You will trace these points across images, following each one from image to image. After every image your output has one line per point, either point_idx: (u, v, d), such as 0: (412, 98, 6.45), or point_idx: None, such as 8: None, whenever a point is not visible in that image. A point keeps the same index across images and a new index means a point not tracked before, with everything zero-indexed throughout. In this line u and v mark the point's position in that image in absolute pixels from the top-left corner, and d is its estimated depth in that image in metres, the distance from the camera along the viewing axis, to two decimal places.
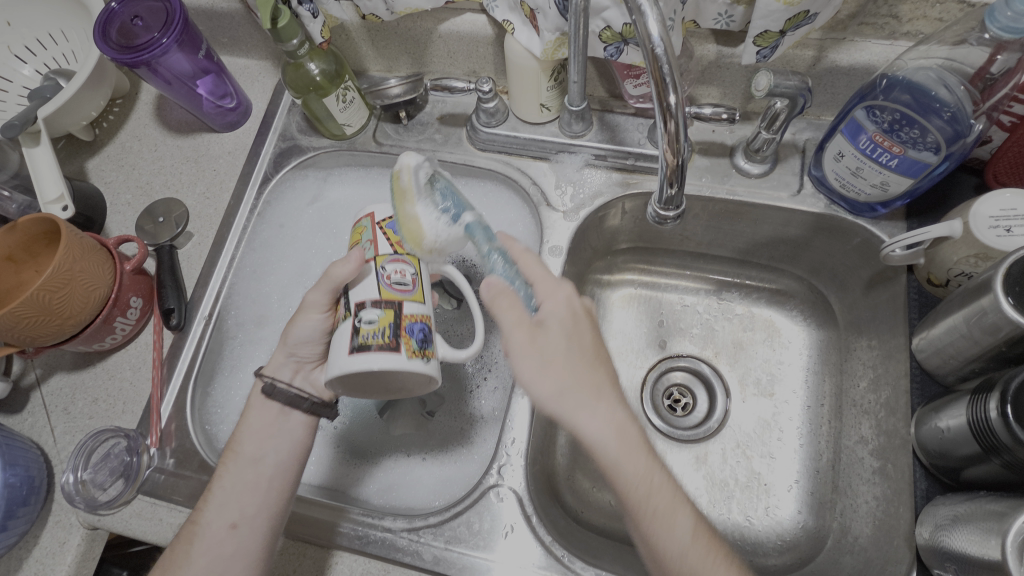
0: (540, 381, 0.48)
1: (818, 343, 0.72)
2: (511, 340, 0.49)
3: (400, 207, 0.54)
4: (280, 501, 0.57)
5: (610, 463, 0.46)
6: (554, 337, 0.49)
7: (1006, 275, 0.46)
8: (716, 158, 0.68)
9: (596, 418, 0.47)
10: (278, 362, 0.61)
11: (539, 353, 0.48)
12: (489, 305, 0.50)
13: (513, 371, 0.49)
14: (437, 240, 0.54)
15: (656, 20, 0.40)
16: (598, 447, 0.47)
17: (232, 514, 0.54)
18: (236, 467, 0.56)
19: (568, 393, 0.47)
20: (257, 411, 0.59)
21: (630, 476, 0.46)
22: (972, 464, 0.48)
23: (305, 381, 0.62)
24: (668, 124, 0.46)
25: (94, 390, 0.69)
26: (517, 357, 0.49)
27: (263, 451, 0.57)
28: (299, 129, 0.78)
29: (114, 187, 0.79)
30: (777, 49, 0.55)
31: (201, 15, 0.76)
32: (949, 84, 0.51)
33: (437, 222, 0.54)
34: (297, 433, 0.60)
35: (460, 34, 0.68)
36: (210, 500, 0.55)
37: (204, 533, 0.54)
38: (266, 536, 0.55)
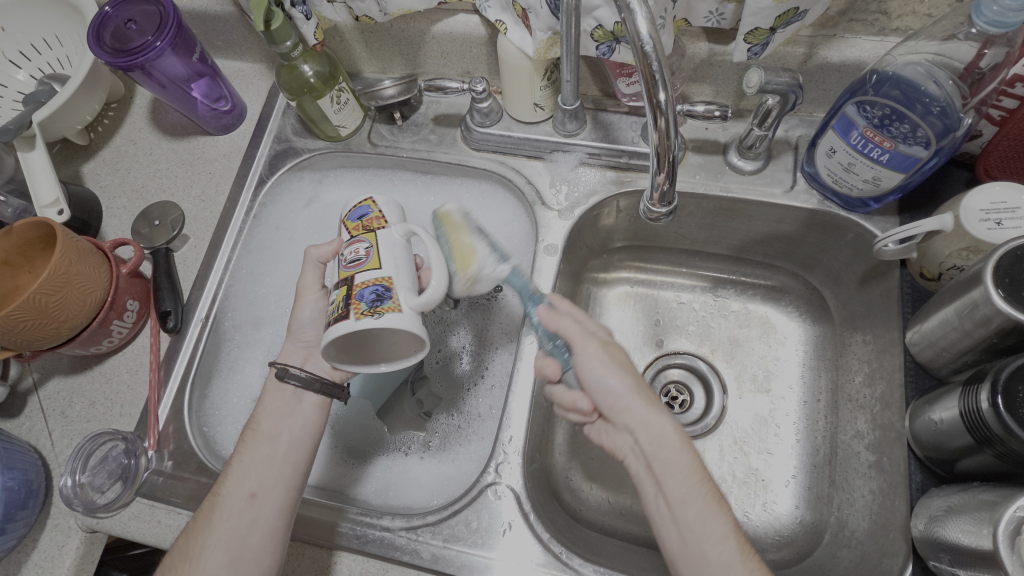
0: (616, 375, 0.51)
1: (813, 339, 0.73)
2: (584, 342, 0.52)
3: (455, 237, 0.56)
4: (297, 475, 0.57)
5: (677, 450, 0.48)
6: (621, 352, 0.54)
7: (996, 268, 0.47)
8: (710, 156, 0.69)
9: (665, 413, 0.50)
10: (288, 350, 0.62)
11: (612, 355, 0.52)
12: (554, 317, 0.54)
13: (584, 363, 0.52)
14: (481, 273, 0.56)
15: (645, 18, 0.40)
16: (663, 439, 0.49)
17: (252, 484, 0.55)
18: (255, 443, 0.57)
19: (642, 391, 0.51)
20: (272, 394, 0.60)
21: (693, 464, 0.48)
22: (966, 455, 0.48)
23: (316, 366, 0.61)
24: (659, 121, 0.46)
25: (92, 393, 0.69)
26: (589, 354, 0.52)
27: (281, 427, 0.58)
28: (294, 131, 0.78)
29: (109, 191, 0.79)
30: (768, 46, 0.56)
31: (194, 18, 0.76)
32: (938, 79, 0.51)
33: (488, 255, 0.56)
34: (311, 413, 0.60)
35: (453, 34, 0.69)
36: (231, 472, 0.56)
37: (224, 503, 0.54)
38: (286, 507, 0.55)
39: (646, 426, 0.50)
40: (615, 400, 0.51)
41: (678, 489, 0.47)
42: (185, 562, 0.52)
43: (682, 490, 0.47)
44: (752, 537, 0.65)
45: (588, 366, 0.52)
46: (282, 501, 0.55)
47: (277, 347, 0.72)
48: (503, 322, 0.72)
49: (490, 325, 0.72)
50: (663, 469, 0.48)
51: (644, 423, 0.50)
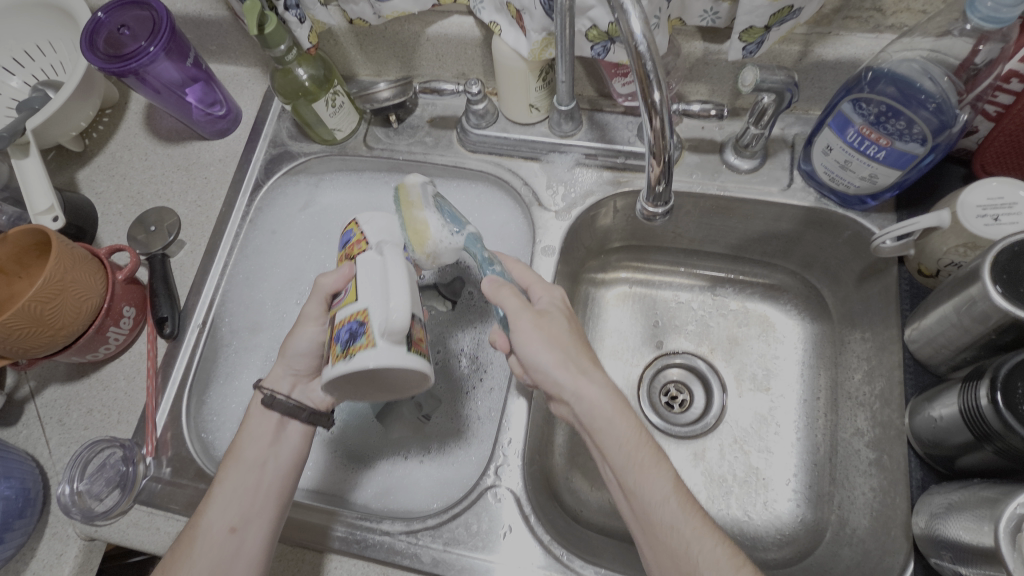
0: (546, 350, 0.51)
1: (813, 337, 0.73)
2: (517, 319, 0.52)
3: (408, 213, 0.58)
4: (278, 505, 0.56)
5: (605, 421, 0.49)
6: (557, 321, 0.54)
7: (994, 264, 0.46)
8: (706, 155, 0.69)
9: (595, 381, 0.50)
10: (276, 374, 0.61)
11: (545, 331, 0.52)
12: (494, 292, 0.54)
13: (519, 345, 0.52)
14: (437, 246, 0.57)
15: (639, 18, 0.40)
16: (595, 409, 0.49)
17: (232, 517, 0.54)
18: (237, 471, 0.56)
19: (571, 362, 0.51)
20: (256, 419, 0.59)
21: (622, 433, 0.48)
22: (966, 452, 0.48)
23: (303, 395, 0.62)
24: (655, 121, 0.46)
25: (89, 401, 0.69)
26: (523, 331, 0.52)
27: (264, 455, 0.57)
28: (289, 135, 0.78)
29: (104, 198, 0.78)
30: (762, 44, 0.56)
31: (188, 23, 0.76)
32: (933, 75, 0.51)
33: (441, 229, 0.57)
34: (295, 441, 0.59)
35: (448, 36, 0.69)
36: (210, 503, 0.54)
37: (204, 537, 0.53)
38: (269, 537, 0.55)
39: (580, 397, 0.50)
40: (546, 376, 0.51)
41: (617, 456, 0.48)
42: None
43: (621, 456, 0.48)
44: (753, 535, 0.65)
45: (520, 343, 0.52)
46: (265, 531, 0.54)
47: (274, 352, 0.72)
48: None
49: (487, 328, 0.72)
50: (602, 437, 0.49)
51: (574, 395, 0.50)
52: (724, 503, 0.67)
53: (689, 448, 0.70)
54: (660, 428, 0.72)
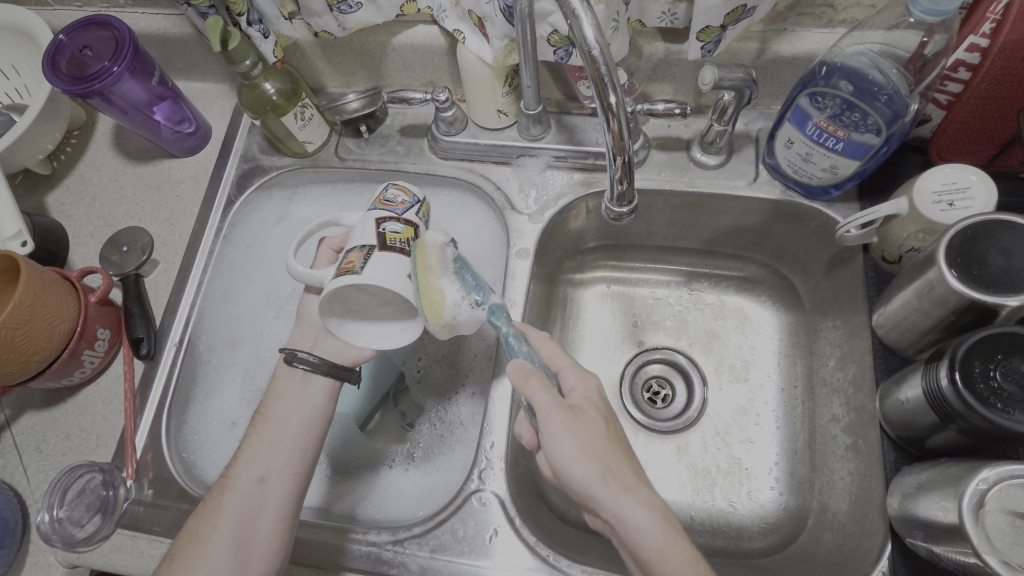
0: (583, 461, 0.46)
1: (787, 326, 0.74)
2: (551, 421, 0.47)
3: (423, 280, 0.51)
4: (307, 461, 0.57)
5: (654, 548, 0.44)
6: (595, 421, 0.48)
7: (948, 248, 0.48)
8: (674, 152, 0.70)
9: (639, 498, 0.45)
10: (297, 335, 0.63)
11: (581, 434, 0.47)
12: (522, 381, 0.49)
13: (552, 450, 0.47)
14: (456, 318, 0.52)
15: (590, 23, 0.41)
16: (640, 535, 0.44)
17: (260, 468, 0.56)
18: (265, 428, 0.58)
19: (611, 477, 0.46)
20: (282, 380, 0.60)
21: (676, 562, 0.43)
22: (933, 433, 0.49)
23: (325, 350, 0.61)
24: (612, 123, 0.47)
25: (66, 426, 0.68)
26: (557, 433, 0.47)
27: (291, 411, 0.58)
28: (260, 149, 0.78)
29: (75, 220, 0.78)
30: (720, 43, 0.57)
31: (152, 42, 0.75)
32: (882, 68, 0.53)
33: (460, 297, 0.52)
34: (319, 397, 0.59)
35: (414, 46, 0.69)
36: (241, 457, 0.57)
37: (235, 486, 0.55)
38: (295, 491, 0.56)
39: (620, 516, 0.45)
40: (581, 492, 0.46)
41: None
42: (192, 545, 0.53)
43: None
44: (738, 525, 0.66)
45: (554, 451, 0.47)
46: (291, 485, 0.56)
47: (255, 367, 0.72)
48: (481, 329, 0.72)
49: (467, 334, 0.72)
50: (649, 566, 0.44)
51: (617, 516, 0.45)
52: (709, 495, 0.68)
53: (672, 442, 0.71)
54: (643, 424, 0.73)
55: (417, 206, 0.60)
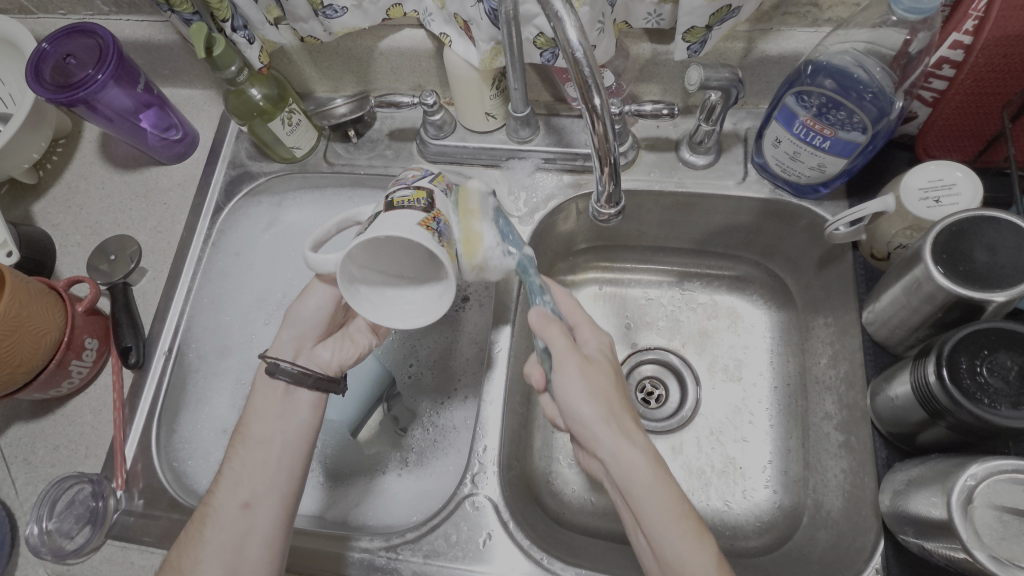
0: (588, 402, 0.48)
1: (779, 324, 0.74)
2: (563, 362, 0.49)
3: (465, 219, 0.50)
4: (292, 480, 0.57)
5: (644, 490, 0.45)
6: (605, 371, 0.50)
7: (934, 244, 0.48)
8: (663, 153, 0.70)
9: (637, 444, 0.47)
10: (280, 341, 0.60)
11: (590, 379, 0.49)
12: (541, 326, 0.51)
13: (560, 390, 0.49)
14: (489, 261, 0.51)
15: (574, 26, 0.41)
16: (634, 474, 0.45)
17: (244, 493, 0.55)
18: (246, 448, 0.56)
19: (613, 419, 0.47)
20: (262, 392, 0.58)
21: (665, 505, 0.44)
22: (923, 429, 0.49)
23: (309, 360, 0.60)
24: (597, 126, 0.47)
25: (54, 437, 0.67)
26: (566, 374, 0.49)
27: (272, 432, 0.57)
28: (248, 155, 0.78)
29: (62, 229, 0.77)
30: (706, 43, 0.57)
31: (138, 49, 0.75)
32: (866, 67, 0.54)
33: (496, 243, 0.51)
34: (305, 412, 0.58)
35: (401, 49, 0.69)
36: (223, 480, 0.56)
37: (217, 513, 0.54)
38: (283, 513, 0.55)
39: (617, 456, 0.46)
40: (584, 429, 0.48)
41: (658, 529, 0.43)
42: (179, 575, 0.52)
43: (662, 531, 0.43)
44: (733, 525, 0.66)
45: (562, 388, 0.49)
46: (277, 506, 0.55)
47: (246, 373, 0.71)
48: (472, 333, 0.71)
49: (459, 338, 0.72)
50: (639, 506, 0.45)
51: (612, 455, 0.46)
52: (704, 495, 0.68)
53: (667, 442, 0.71)
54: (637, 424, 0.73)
55: (432, 176, 0.49)
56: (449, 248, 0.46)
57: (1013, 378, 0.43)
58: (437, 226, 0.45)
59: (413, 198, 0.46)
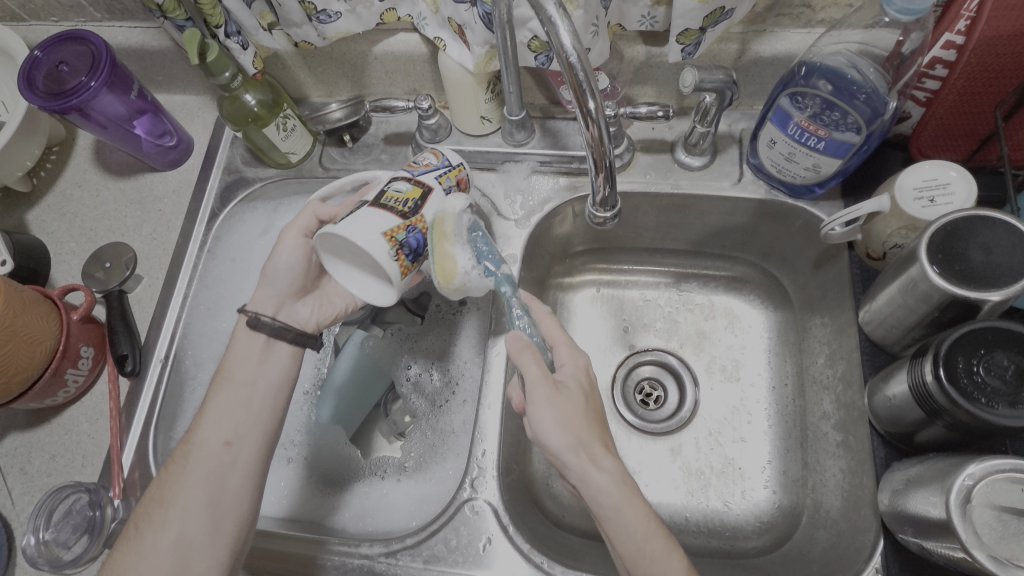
0: (557, 431, 0.48)
1: (776, 324, 0.74)
2: (534, 392, 0.49)
3: (438, 246, 0.53)
4: (273, 423, 0.58)
5: (613, 513, 0.46)
6: (575, 399, 0.50)
7: (929, 244, 0.48)
8: (658, 155, 0.70)
9: (605, 468, 0.47)
10: (259, 297, 0.61)
11: (561, 407, 0.49)
12: (517, 353, 0.52)
13: (533, 421, 0.49)
14: (466, 284, 0.54)
15: (567, 30, 0.41)
16: (603, 499, 0.46)
17: (227, 431, 0.56)
18: (229, 390, 0.57)
19: (582, 448, 0.48)
20: (241, 343, 0.59)
21: (634, 525, 0.46)
22: (921, 429, 0.49)
23: (289, 316, 0.61)
24: (592, 129, 0.47)
25: (50, 447, 0.67)
26: (536, 404, 0.49)
27: (254, 373, 0.58)
28: (243, 161, 0.77)
29: (56, 237, 0.77)
30: (700, 45, 0.57)
31: (132, 55, 0.75)
32: (860, 67, 0.54)
33: (471, 265, 0.54)
34: (284, 362, 0.60)
35: (395, 54, 0.69)
36: (204, 418, 0.56)
37: (199, 450, 0.54)
38: (263, 451, 0.57)
39: (587, 483, 0.47)
40: (554, 457, 0.48)
41: (627, 546, 0.46)
42: (159, 511, 0.53)
43: (633, 551, 0.46)
44: (732, 525, 0.66)
45: (534, 419, 0.49)
46: (258, 447, 0.56)
47: None
48: (468, 335, 0.71)
49: (456, 341, 0.71)
50: (610, 526, 0.47)
51: (583, 483, 0.47)
52: (703, 495, 0.68)
53: (666, 444, 0.71)
54: (635, 425, 0.72)
55: (445, 170, 0.58)
56: (405, 259, 0.53)
57: (1010, 377, 0.43)
58: (403, 238, 0.53)
59: (403, 198, 0.54)
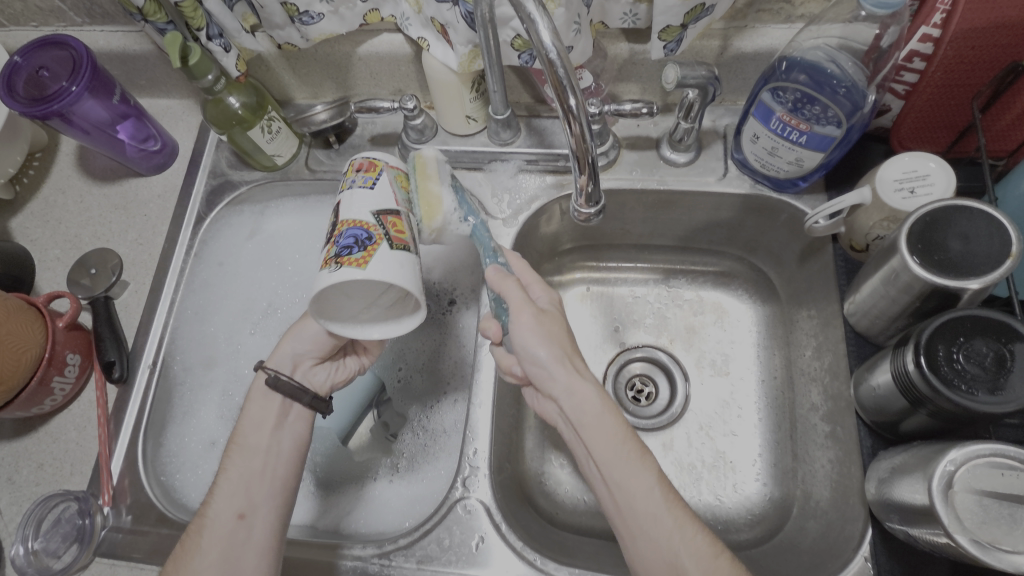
0: (543, 345, 0.51)
1: (764, 318, 0.75)
2: (520, 311, 0.52)
3: (423, 182, 0.57)
4: (287, 490, 0.56)
5: (591, 418, 0.48)
6: (559, 322, 0.54)
7: (909, 234, 0.49)
8: (644, 151, 0.70)
9: (589, 379, 0.50)
10: (280, 352, 0.61)
11: (543, 327, 0.52)
12: (499, 280, 0.54)
13: (516, 333, 0.52)
14: (445, 223, 0.57)
15: (547, 29, 0.41)
16: (585, 404, 0.49)
17: (240, 503, 0.53)
18: (241, 458, 0.55)
19: (568, 360, 0.51)
20: (259, 402, 0.58)
21: (611, 432, 0.48)
22: (905, 418, 0.50)
23: (305, 377, 0.61)
24: (574, 127, 0.47)
25: (38, 455, 0.66)
26: (521, 320, 0.52)
27: (268, 442, 0.56)
28: (228, 164, 0.77)
29: (41, 244, 0.76)
30: (682, 42, 0.57)
31: (113, 60, 0.74)
32: (839, 61, 0.55)
33: (454, 209, 0.58)
34: (300, 428, 0.59)
35: (379, 54, 0.69)
36: (217, 492, 0.54)
37: (213, 524, 0.52)
38: (279, 523, 0.54)
39: (569, 392, 0.50)
40: (540, 370, 0.51)
41: (604, 448, 0.47)
42: None
43: (609, 452, 0.47)
44: (725, 519, 0.67)
45: (520, 330, 0.51)
46: (273, 517, 0.54)
47: (233, 385, 0.71)
48: (460, 336, 0.72)
49: (447, 341, 0.72)
50: (588, 433, 0.48)
51: (567, 392, 0.50)
52: (695, 490, 0.68)
53: (657, 439, 0.71)
54: (627, 422, 0.73)
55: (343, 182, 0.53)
56: (352, 255, 0.47)
57: (989, 364, 0.43)
58: (337, 250, 0.47)
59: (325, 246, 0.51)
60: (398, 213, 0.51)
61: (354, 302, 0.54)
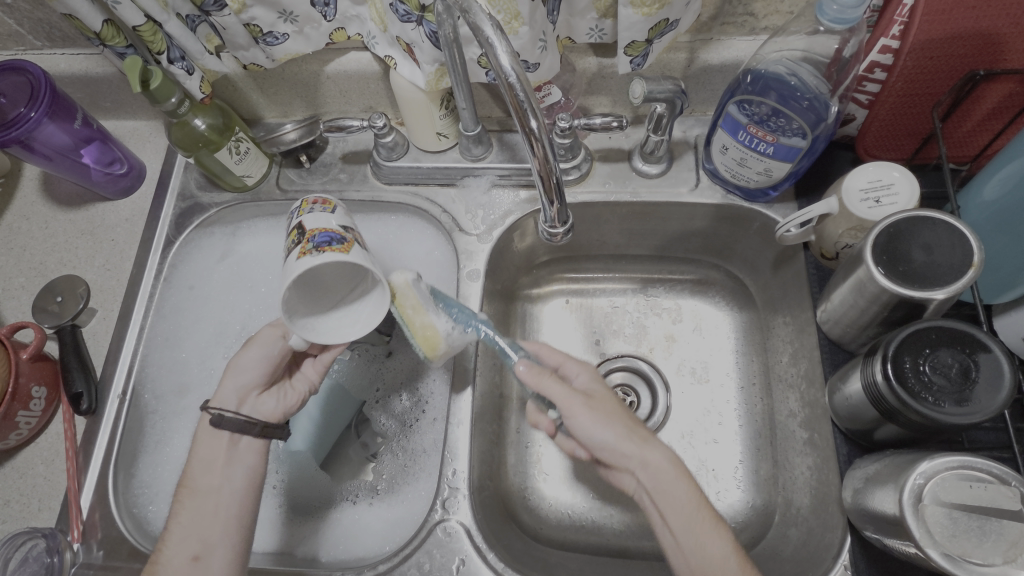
0: (607, 428, 0.49)
1: (741, 325, 0.75)
2: (569, 403, 0.50)
3: (414, 321, 0.57)
4: (244, 529, 0.54)
5: (666, 492, 0.47)
6: (608, 400, 0.51)
7: (873, 246, 0.49)
8: (616, 163, 0.70)
9: (659, 446, 0.48)
10: (223, 390, 0.58)
11: (599, 414, 0.49)
12: (535, 377, 0.52)
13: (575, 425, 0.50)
14: (450, 345, 0.58)
15: (506, 52, 0.41)
16: (660, 475, 0.47)
17: (194, 546, 0.52)
18: (195, 499, 0.54)
19: (632, 433, 0.49)
20: (206, 442, 0.56)
21: (687, 500, 0.46)
22: (880, 427, 0.50)
23: (253, 409, 0.58)
24: (536, 147, 0.47)
25: (4, 492, 0.64)
26: (577, 410, 0.50)
27: (219, 480, 0.54)
28: (198, 186, 0.76)
29: (5, 273, 0.74)
30: (648, 56, 0.57)
31: (75, 82, 0.72)
32: (800, 74, 0.56)
33: (451, 326, 0.58)
34: (251, 460, 0.56)
35: (347, 72, 0.68)
36: (170, 536, 0.52)
37: (167, 569, 0.50)
38: (235, 563, 0.52)
39: (646, 466, 0.47)
40: (611, 453, 0.49)
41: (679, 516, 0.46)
42: None
43: (684, 523, 0.46)
44: None
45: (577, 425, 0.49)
46: (231, 556, 0.52)
47: None
48: None
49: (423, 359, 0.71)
50: (668, 514, 0.46)
51: (642, 466, 0.48)
52: None
53: None
54: None
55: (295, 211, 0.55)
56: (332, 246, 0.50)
57: (955, 374, 0.44)
58: (311, 244, 0.50)
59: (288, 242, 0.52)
60: (354, 230, 0.55)
61: (314, 307, 0.56)
